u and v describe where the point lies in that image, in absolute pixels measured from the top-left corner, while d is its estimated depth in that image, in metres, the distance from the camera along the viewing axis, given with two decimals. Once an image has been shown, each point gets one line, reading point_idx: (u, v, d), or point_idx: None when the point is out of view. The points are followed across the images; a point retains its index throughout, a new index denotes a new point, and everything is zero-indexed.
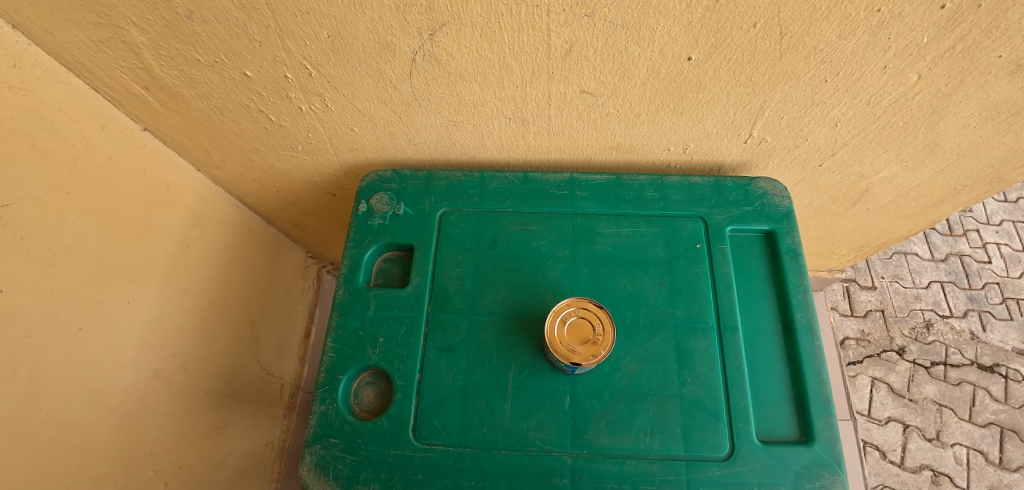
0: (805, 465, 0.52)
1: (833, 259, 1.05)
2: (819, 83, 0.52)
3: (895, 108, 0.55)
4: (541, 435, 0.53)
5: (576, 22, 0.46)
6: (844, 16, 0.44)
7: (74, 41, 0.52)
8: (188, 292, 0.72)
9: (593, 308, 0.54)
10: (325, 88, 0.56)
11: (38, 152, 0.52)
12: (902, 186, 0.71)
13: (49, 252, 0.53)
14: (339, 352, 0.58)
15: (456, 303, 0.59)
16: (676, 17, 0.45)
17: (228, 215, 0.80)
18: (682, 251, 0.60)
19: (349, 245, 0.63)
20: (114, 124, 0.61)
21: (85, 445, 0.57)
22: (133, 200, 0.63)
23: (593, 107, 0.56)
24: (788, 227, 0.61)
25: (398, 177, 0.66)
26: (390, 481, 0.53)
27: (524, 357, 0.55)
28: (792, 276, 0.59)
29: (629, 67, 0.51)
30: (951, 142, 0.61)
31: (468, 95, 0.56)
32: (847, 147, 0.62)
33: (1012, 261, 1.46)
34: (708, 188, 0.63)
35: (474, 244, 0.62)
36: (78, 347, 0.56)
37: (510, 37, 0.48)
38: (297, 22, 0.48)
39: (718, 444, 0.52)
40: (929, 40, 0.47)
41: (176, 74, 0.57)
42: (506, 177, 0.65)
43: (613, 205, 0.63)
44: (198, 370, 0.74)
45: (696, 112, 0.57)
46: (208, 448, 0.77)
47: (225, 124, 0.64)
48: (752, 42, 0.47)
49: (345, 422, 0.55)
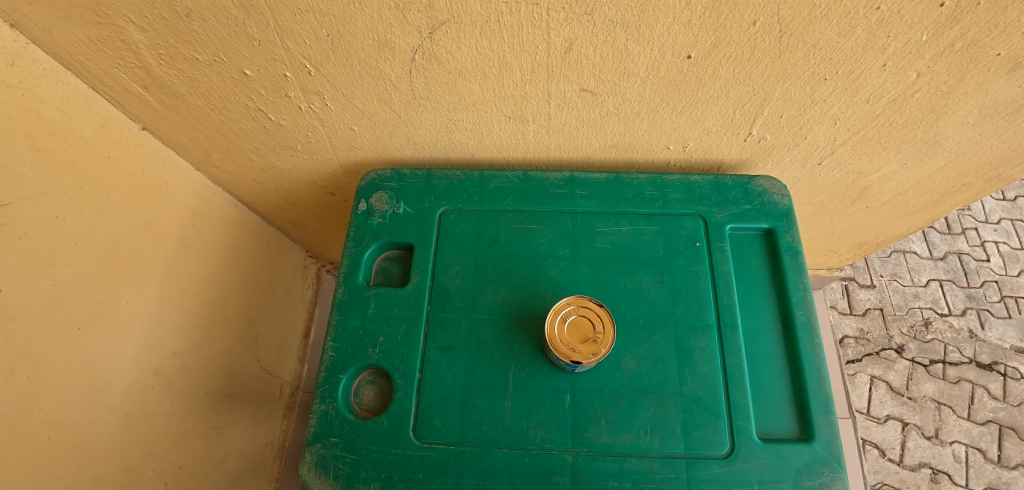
0: (806, 463, 0.52)
1: (832, 258, 1.05)
2: (819, 82, 0.52)
3: (894, 106, 0.55)
4: (542, 433, 0.53)
5: (576, 20, 0.46)
6: (844, 14, 0.44)
7: (72, 40, 0.52)
8: (187, 291, 0.71)
9: (593, 306, 0.54)
10: (325, 87, 0.56)
11: (37, 151, 0.52)
12: (901, 185, 0.71)
13: (48, 251, 0.53)
14: (339, 351, 0.58)
15: (455, 301, 0.59)
16: (676, 15, 0.45)
17: (227, 214, 0.80)
18: (682, 250, 0.60)
19: (349, 243, 0.63)
20: (113, 123, 0.61)
21: (84, 445, 0.57)
22: (132, 200, 0.63)
23: (593, 106, 0.57)
24: (787, 225, 0.61)
25: (398, 176, 0.66)
26: (391, 480, 0.53)
27: (524, 356, 0.55)
28: (792, 273, 0.59)
29: (629, 65, 0.51)
30: (950, 140, 0.61)
31: (467, 93, 0.56)
32: (846, 145, 0.62)
33: (1010, 260, 1.46)
34: (708, 186, 0.63)
35: (474, 243, 0.62)
36: (78, 347, 0.56)
37: (509, 36, 0.48)
38: (296, 21, 0.48)
39: (718, 442, 0.52)
40: (928, 38, 0.47)
41: (175, 73, 0.56)
42: (505, 176, 0.65)
43: (612, 203, 0.63)
44: (198, 370, 0.74)
45: (696, 111, 0.57)
46: (207, 448, 0.77)
47: (225, 123, 0.64)
48: (751, 41, 0.47)
49: (345, 422, 0.55)
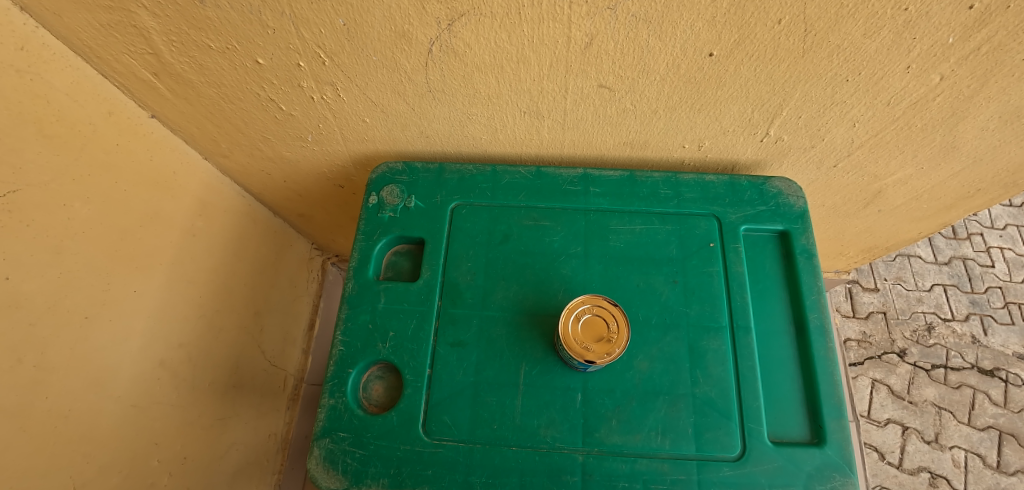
0: (817, 467, 0.52)
1: (841, 261, 1.04)
2: (841, 83, 0.51)
3: (915, 110, 0.55)
4: (552, 432, 0.53)
5: (599, 14, 0.45)
6: (871, 14, 0.44)
7: (82, 25, 0.51)
8: (194, 282, 0.71)
9: (607, 305, 0.53)
10: (338, 77, 0.56)
11: (45, 137, 0.51)
12: (916, 189, 0.71)
13: (56, 240, 0.52)
14: (348, 345, 0.57)
15: (467, 297, 0.58)
16: (701, 12, 0.44)
17: (234, 204, 0.79)
18: (696, 250, 0.60)
19: (359, 238, 0.62)
20: (122, 111, 0.60)
21: (89, 436, 0.56)
22: (140, 188, 0.62)
23: (610, 102, 0.56)
24: (802, 227, 0.61)
25: (409, 170, 0.65)
26: (399, 477, 0.52)
27: (535, 354, 0.55)
28: (806, 276, 0.59)
29: (648, 62, 0.50)
30: (969, 144, 0.60)
31: (483, 87, 0.55)
32: (864, 147, 0.61)
33: (1015, 266, 1.46)
34: (722, 186, 0.63)
35: (486, 239, 0.61)
36: (85, 336, 0.55)
37: (530, 29, 0.47)
38: (312, 9, 0.47)
39: (729, 444, 0.52)
40: (955, 41, 0.46)
41: (187, 60, 0.56)
42: (518, 171, 0.64)
43: (626, 202, 0.62)
44: (203, 362, 0.74)
45: (714, 109, 0.56)
46: (211, 439, 0.76)
47: (235, 112, 0.63)
48: (775, 39, 0.47)
49: (354, 417, 0.55)
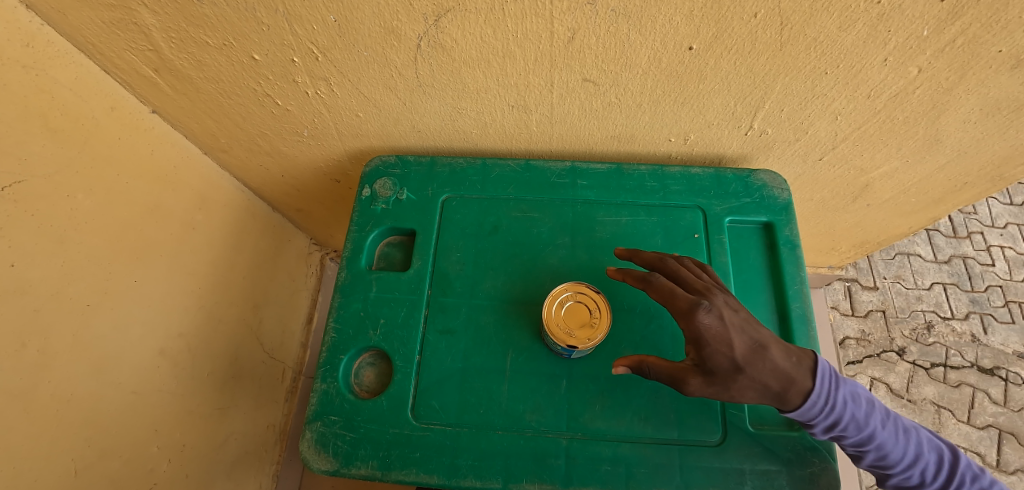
0: (798, 452, 0.52)
1: (834, 256, 1.05)
2: (820, 76, 0.53)
3: (895, 102, 0.56)
4: (537, 417, 0.54)
5: (580, 10, 0.46)
6: (845, 8, 0.45)
7: (86, 22, 0.54)
8: (193, 273, 0.73)
9: (589, 292, 0.55)
10: (332, 73, 0.57)
11: (50, 130, 0.53)
12: (904, 183, 0.71)
13: (59, 230, 0.54)
14: (340, 333, 0.59)
15: (456, 287, 0.60)
16: (678, 6, 0.45)
17: (233, 198, 0.81)
18: (681, 241, 0.61)
19: (352, 228, 0.64)
20: (124, 106, 0.63)
21: (90, 420, 0.58)
22: (141, 181, 0.64)
23: (595, 95, 0.57)
24: (786, 219, 0.62)
25: (402, 163, 0.67)
26: (388, 459, 0.54)
27: (522, 342, 0.56)
28: (790, 267, 0.60)
29: (630, 55, 0.51)
30: (952, 137, 0.61)
31: (471, 81, 0.57)
32: (848, 140, 0.62)
33: (1016, 264, 1.45)
34: (708, 178, 0.64)
35: (475, 230, 0.62)
36: (88, 324, 0.57)
37: (514, 24, 0.48)
38: (304, 6, 0.49)
39: (710, 430, 0.53)
40: (929, 33, 0.47)
41: (186, 57, 0.58)
42: (507, 165, 0.65)
43: (613, 194, 0.63)
44: (202, 352, 0.75)
45: (697, 103, 0.57)
46: (210, 428, 0.78)
47: (233, 107, 0.65)
48: (752, 33, 0.48)
49: (345, 401, 0.56)
